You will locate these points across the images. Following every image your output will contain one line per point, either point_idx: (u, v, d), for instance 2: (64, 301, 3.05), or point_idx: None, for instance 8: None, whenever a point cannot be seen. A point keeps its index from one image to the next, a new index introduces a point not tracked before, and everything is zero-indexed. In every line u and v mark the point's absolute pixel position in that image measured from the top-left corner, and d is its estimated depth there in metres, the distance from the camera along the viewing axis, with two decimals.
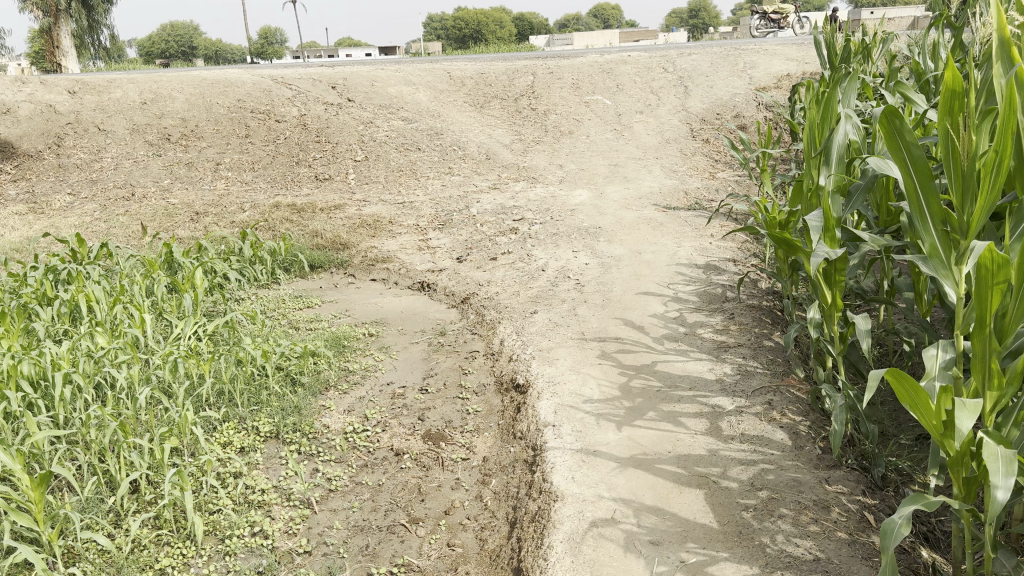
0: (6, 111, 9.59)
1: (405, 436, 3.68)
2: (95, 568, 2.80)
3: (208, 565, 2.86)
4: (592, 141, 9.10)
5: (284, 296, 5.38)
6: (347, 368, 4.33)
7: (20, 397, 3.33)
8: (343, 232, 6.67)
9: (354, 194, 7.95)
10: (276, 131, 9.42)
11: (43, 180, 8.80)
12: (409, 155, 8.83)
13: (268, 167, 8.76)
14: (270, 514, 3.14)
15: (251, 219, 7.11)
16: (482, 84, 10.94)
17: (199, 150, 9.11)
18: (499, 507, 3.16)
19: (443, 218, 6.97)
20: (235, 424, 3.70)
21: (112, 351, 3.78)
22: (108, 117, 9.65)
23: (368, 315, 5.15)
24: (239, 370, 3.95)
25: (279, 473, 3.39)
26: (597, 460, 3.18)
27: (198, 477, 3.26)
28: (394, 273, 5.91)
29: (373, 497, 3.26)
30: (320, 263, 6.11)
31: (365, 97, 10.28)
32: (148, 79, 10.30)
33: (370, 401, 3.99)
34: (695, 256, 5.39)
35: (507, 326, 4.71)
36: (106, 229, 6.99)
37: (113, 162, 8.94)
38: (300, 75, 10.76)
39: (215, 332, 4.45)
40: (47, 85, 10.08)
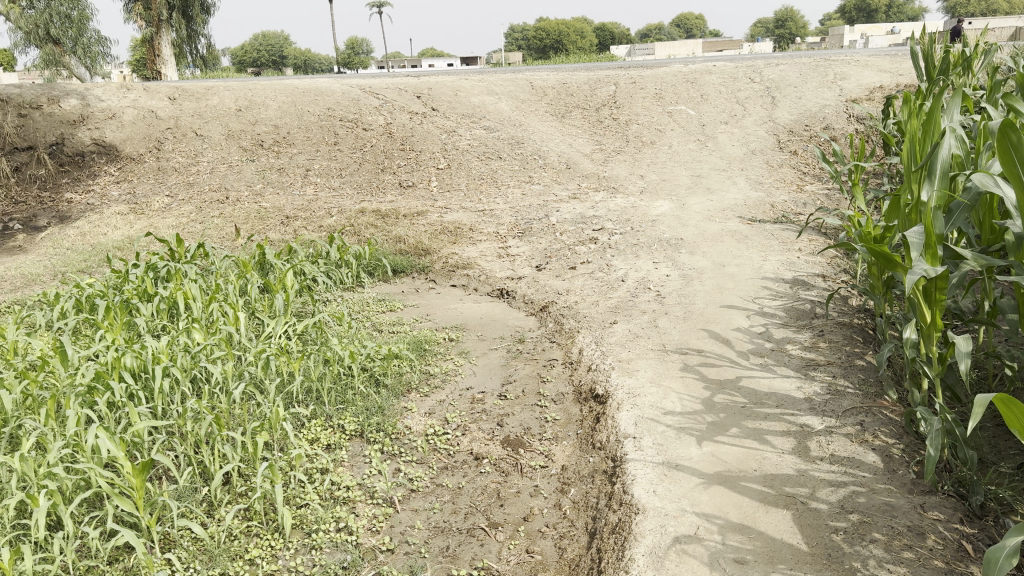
0: (112, 115, 10.08)
1: (484, 441, 3.71)
2: (190, 555, 2.91)
3: (295, 558, 2.94)
4: (675, 152, 9.02)
5: (368, 300, 5.50)
6: (428, 371, 4.40)
7: (124, 388, 3.50)
8: (425, 238, 6.79)
9: (436, 201, 8.07)
10: (362, 139, 9.66)
11: (144, 181, 9.20)
12: (490, 164, 8.93)
13: (355, 173, 8.98)
14: (354, 510, 3.22)
15: (338, 224, 7.30)
16: (564, 94, 10.99)
17: (290, 156, 9.41)
18: (579, 516, 3.15)
19: (523, 226, 7.01)
20: (323, 422, 3.81)
21: (208, 347, 3.95)
22: (205, 123, 10.07)
23: (448, 320, 5.23)
24: (326, 370, 4.07)
25: (363, 471, 3.48)
26: (679, 475, 3.14)
27: (287, 472, 3.36)
28: (474, 280, 5.98)
29: (453, 499, 3.30)
30: (402, 268, 6.23)
31: (449, 106, 10.45)
32: (243, 88, 10.72)
33: (450, 405, 4.05)
34: (781, 271, 5.28)
35: (586, 336, 4.71)
36: (202, 230, 7.28)
37: (208, 166, 9.32)
38: (388, 85, 11.02)
39: (304, 331, 4.59)
40: (149, 91, 10.57)
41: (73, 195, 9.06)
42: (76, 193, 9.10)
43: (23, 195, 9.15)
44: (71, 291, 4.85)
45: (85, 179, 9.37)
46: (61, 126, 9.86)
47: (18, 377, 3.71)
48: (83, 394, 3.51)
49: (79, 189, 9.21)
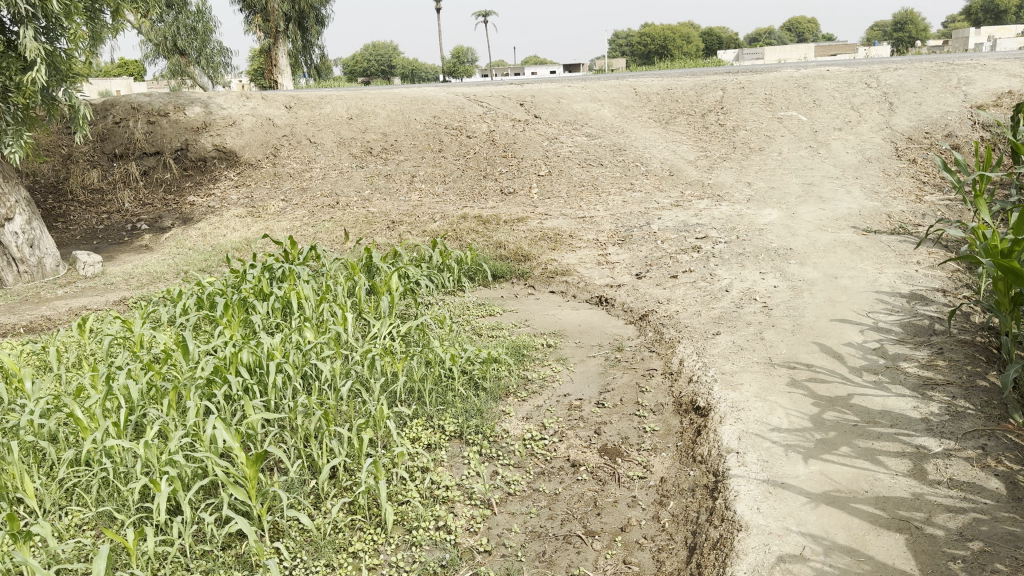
0: (232, 122, 10.59)
1: (582, 448, 3.70)
2: (297, 545, 3.04)
3: (395, 553, 3.02)
4: (784, 159, 8.77)
5: (469, 304, 5.60)
6: (526, 376, 4.43)
7: (240, 382, 3.69)
8: (525, 244, 6.85)
9: (536, 207, 8.13)
10: (467, 146, 9.84)
11: (260, 186, 9.65)
12: (592, 171, 8.92)
13: (458, 180, 9.15)
14: (453, 510, 3.28)
15: (441, 229, 7.45)
16: (669, 99, 10.86)
17: (397, 163, 9.69)
18: (678, 530, 3.10)
19: (624, 234, 6.97)
20: (424, 422, 3.91)
21: (318, 345, 4.12)
22: (318, 130, 10.48)
23: (547, 326, 5.25)
24: (428, 370, 4.17)
25: (462, 472, 3.54)
26: (784, 493, 3.05)
27: (390, 469, 3.46)
28: (572, 286, 5.99)
29: (550, 505, 3.31)
30: (502, 274, 6.30)
31: (552, 113, 10.51)
32: (355, 96, 11.11)
33: (548, 411, 4.06)
34: (898, 285, 5.06)
35: (688, 346, 4.63)
36: (313, 234, 7.57)
37: (321, 172, 9.71)
38: (492, 93, 11.18)
39: (407, 333, 4.72)
40: (267, 100, 11.07)
41: (196, 199, 9.59)
42: (198, 197, 9.63)
43: (151, 198, 9.72)
44: (192, 288, 5.15)
45: (207, 183, 9.90)
46: (185, 132, 10.41)
47: (144, 368, 3.96)
48: (202, 386, 3.71)
49: (201, 193, 9.74)
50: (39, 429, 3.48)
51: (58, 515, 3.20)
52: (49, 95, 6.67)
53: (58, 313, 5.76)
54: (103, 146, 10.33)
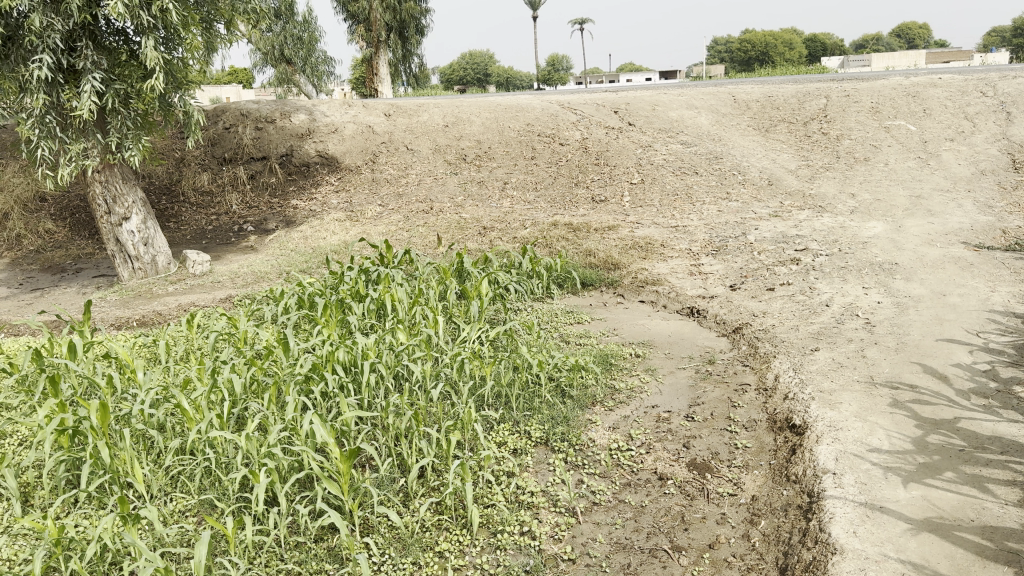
0: (334, 130, 10.94)
1: (670, 461, 3.64)
2: (385, 541, 3.12)
3: (480, 556, 3.06)
4: (891, 170, 8.42)
5: (557, 311, 5.61)
6: (614, 386, 4.40)
7: (336, 380, 3.82)
8: (616, 252, 6.82)
9: (628, 216, 8.06)
10: (559, 153, 9.87)
11: (359, 191, 9.92)
12: (687, 179, 8.78)
13: (550, 187, 9.18)
14: (538, 516, 3.29)
15: (531, 236, 7.49)
16: (768, 107, 10.60)
17: (490, 169, 9.81)
18: (769, 550, 3.01)
19: (718, 244, 6.83)
20: (511, 427, 3.94)
21: (410, 347, 4.23)
22: (415, 137, 10.73)
23: (636, 335, 5.20)
24: (515, 376, 4.21)
25: (547, 479, 3.55)
26: (883, 517, 2.94)
27: (477, 471, 3.51)
28: (663, 296, 5.91)
29: (636, 517, 3.27)
30: (592, 282, 6.27)
31: (646, 120, 10.43)
32: (451, 104, 11.32)
33: (636, 421, 4.02)
34: (1013, 304, 4.79)
35: (784, 361, 4.50)
36: (408, 238, 7.74)
37: (416, 178, 9.92)
38: (586, 100, 11.18)
39: (496, 338, 4.77)
40: (367, 108, 11.40)
41: (298, 202, 9.95)
42: (301, 201, 9.98)
43: (256, 201, 10.10)
44: (293, 289, 5.35)
45: (309, 188, 10.25)
46: (291, 138, 10.76)
47: (247, 363, 4.14)
48: (301, 382, 3.86)
49: (303, 197, 10.09)
50: (149, 418, 3.68)
51: (164, 500, 3.38)
52: (166, 102, 7.10)
53: (169, 309, 6.07)
54: (213, 151, 10.60)
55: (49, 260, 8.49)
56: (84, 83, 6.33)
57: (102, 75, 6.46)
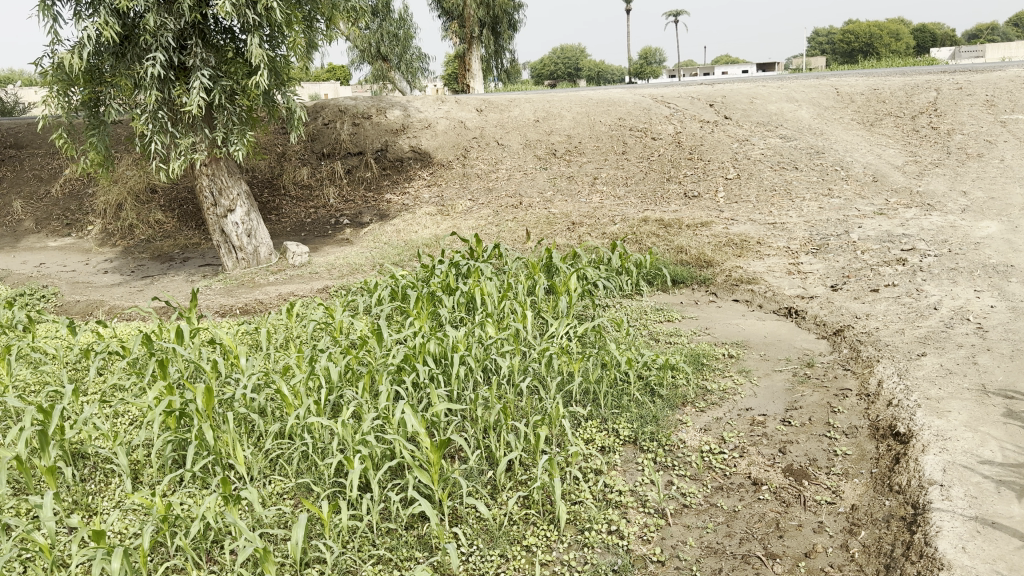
0: (428, 125, 11.08)
1: (765, 466, 3.53)
2: (473, 532, 3.14)
3: (568, 552, 3.04)
4: (1008, 166, 7.93)
5: (647, 308, 5.52)
6: (706, 387, 4.29)
7: (427, 371, 3.88)
8: (709, 249, 6.67)
9: (722, 212, 7.86)
10: (652, 148, 9.73)
11: (450, 186, 10.04)
12: (785, 175, 8.50)
13: (641, 182, 9.06)
14: (626, 515, 3.24)
15: (621, 231, 7.40)
16: (874, 100, 10.16)
17: (581, 164, 9.76)
18: (870, 561, 2.87)
19: (819, 242, 6.58)
20: (599, 424, 3.89)
21: (500, 341, 4.24)
22: (506, 132, 10.78)
23: (729, 335, 5.06)
24: (604, 372, 4.16)
25: (635, 478, 3.49)
26: (995, 535, 2.79)
27: (564, 468, 3.49)
28: (759, 296, 5.73)
29: (728, 522, 3.18)
30: (684, 279, 6.14)
31: (743, 114, 10.15)
32: (543, 99, 11.32)
33: (728, 424, 3.91)
34: None
35: (888, 366, 4.29)
36: (497, 232, 7.78)
37: (507, 173, 9.96)
38: (680, 94, 10.98)
39: (584, 333, 4.73)
40: (460, 103, 11.51)
41: (391, 196, 10.14)
42: (394, 195, 10.16)
43: (352, 195, 10.33)
44: (387, 281, 5.46)
45: (402, 182, 10.42)
46: (386, 134, 10.96)
47: (342, 353, 4.25)
48: (393, 372, 3.94)
49: (397, 191, 10.26)
50: (250, 403, 3.82)
51: (263, 482, 3.50)
52: (270, 99, 7.35)
53: (269, 298, 6.28)
54: (313, 146, 10.94)
55: (159, 250, 8.94)
56: (194, 79, 6.62)
57: (210, 72, 6.73)
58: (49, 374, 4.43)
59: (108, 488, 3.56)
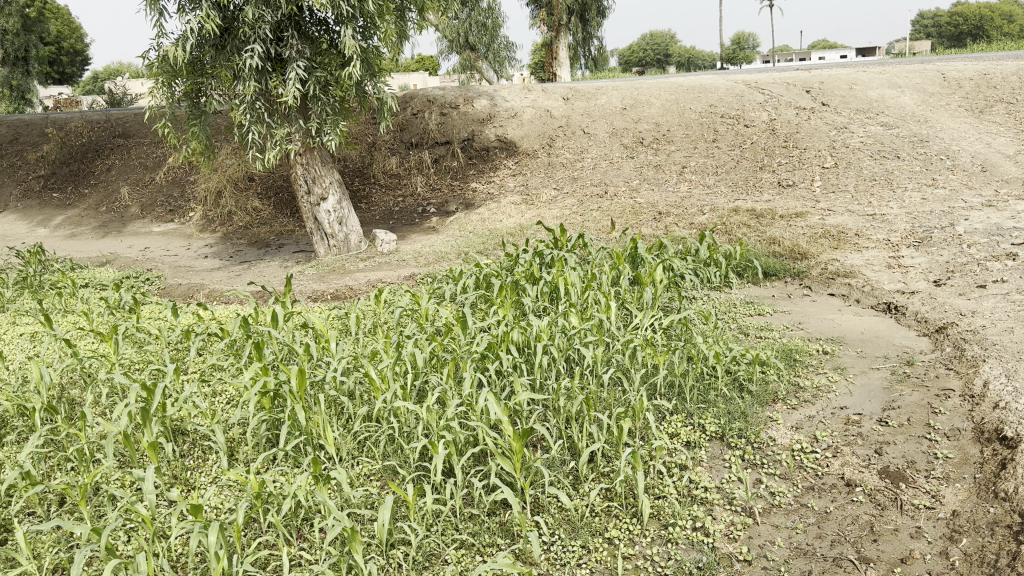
0: (514, 114, 11.10)
1: (859, 467, 3.39)
2: (555, 522, 3.15)
3: (651, 546, 3.01)
4: None
5: (736, 301, 5.38)
6: (798, 383, 4.15)
7: (510, 360, 3.90)
8: (803, 241, 6.46)
9: (818, 202, 7.59)
10: (743, 136, 9.48)
11: (535, 175, 10.04)
12: (886, 164, 8.15)
13: (732, 171, 8.85)
14: (712, 512, 3.18)
15: (710, 222, 7.24)
16: (984, 86, 9.64)
17: (669, 153, 9.60)
18: (971, 570, 2.73)
19: (922, 235, 6.28)
20: (684, 418, 3.83)
21: (583, 332, 4.22)
22: (593, 121, 10.69)
23: (823, 331, 4.88)
24: (690, 366, 4.08)
25: (722, 475, 3.41)
26: None
27: (648, 461, 3.45)
28: (856, 290, 5.52)
29: (819, 523, 3.07)
30: (776, 272, 5.97)
31: (842, 100, 9.77)
32: (631, 86, 11.18)
33: (821, 422, 3.78)
34: None
35: (995, 366, 4.06)
36: (582, 222, 7.74)
37: (592, 162, 9.89)
38: (775, 79, 10.64)
39: (670, 326, 4.66)
40: (547, 92, 11.48)
41: (477, 185, 10.21)
42: (480, 183, 10.23)
43: (439, 183, 10.45)
44: (472, 269, 5.51)
45: (488, 171, 10.46)
46: (472, 124, 11.03)
47: (428, 339, 4.32)
48: (477, 360, 3.97)
49: (482, 179, 10.32)
50: (339, 385, 3.92)
51: (352, 463, 3.59)
52: (361, 89, 7.50)
53: (359, 284, 6.43)
54: (402, 135, 11.11)
55: (255, 236, 9.27)
56: (290, 71, 6.81)
57: (305, 63, 6.91)
58: (153, 353, 4.65)
59: (205, 464, 3.71)
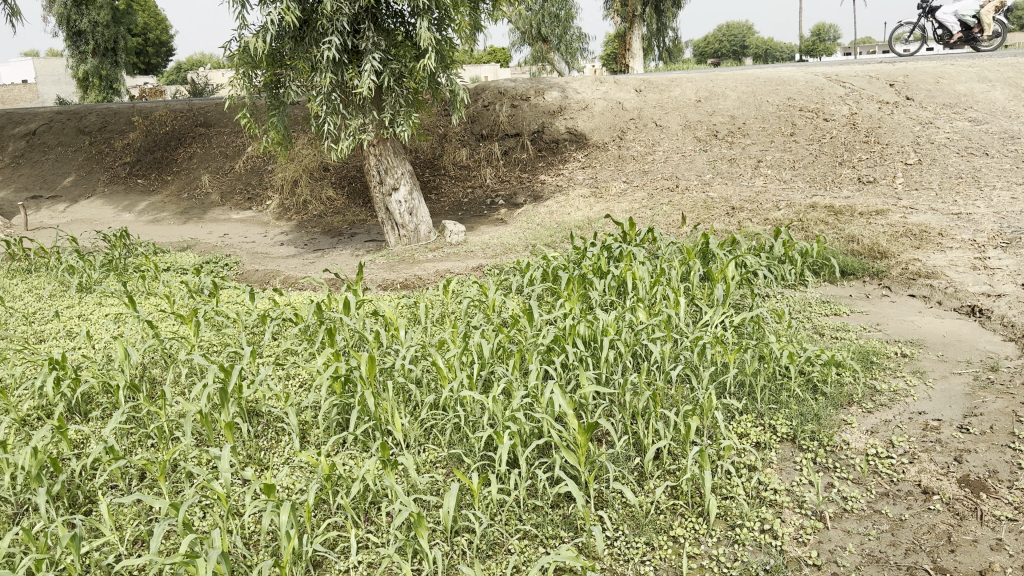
0: (585, 106, 11.04)
1: (937, 475, 3.28)
2: (620, 517, 3.14)
3: (717, 547, 2.98)
4: None
5: (811, 300, 5.25)
6: (874, 386, 4.03)
7: (577, 353, 3.90)
8: (883, 239, 6.26)
9: (900, 200, 7.34)
10: (822, 130, 9.23)
11: (605, 167, 9.98)
12: (973, 161, 7.84)
13: (809, 166, 8.62)
14: (781, 515, 3.12)
15: (786, 218, 7.08)
16: None
17: (743, 147, 9.42)
18: None
19: (1010, 235, 6.02)
20: (754, 418, 3.77)
21: (651, 327, 4.19)
22: (665, 113, 10.56)
23: (902, 333, 4.72)
24: (762, 365, 4.00)
25: (792, 478, 3.35)
26: None
27: (716, 461, 3.41)
28: (938, 291, 5.32)
29: (893, 530, 2.99)
30: (854, 271, 5.79)
31: (928, 95, 9.46)
32: (706, 78, 11.00)
33: (898, 427, 3.66)
34: None
35: None
36: (652, 216, 7.67)
37: (664, 155, 9.77)
38: (856, 72, 10.33)
39: (741, 323, 4.58)
40: (619, 84, 11.36)
41: (546, 177, 10.19)
42: (549, 175, 10.22)
43: (509, 175, 10.48)
44: (540, 261, 5.51)
45: (558, 163, 10.42)
46: (543, 116, 11.01)
47: (495, 330, 4.36)
48: (543, 352, 4.00)
49: (552, 172, 10.30)
50: (407, 373, 3.99)
51: (418, 450, 3.64)
52: (434, 81, 7.57)
53: (427, 274, 6.51)
54: (472, 127, 11.17)
55: (329, 225, 9.48)
56: (366, 62, 6.91)
57: (381, 55, 7.00)
58: (230, 336, 4.81)
59: (278, 445, 3.82)
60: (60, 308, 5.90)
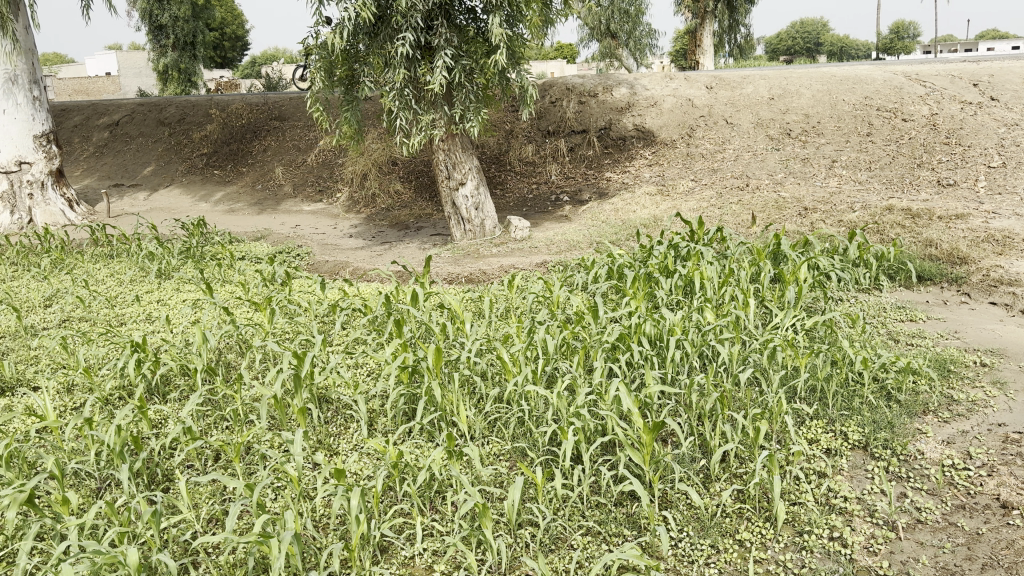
0: (654, 103, 10.95)
1: (1017, 489, 3.17)
2: (684, 518, 3.13)
3: (784, 552, 2.94)
4: None
5: (886, 305, 5.13)
6: (951, 396, 3.92)
7: (643, 352, 3.89)
8: (963, 245, 6.06)
9: (981, 204, 7.09)
10: (900, 130, 8.97)
11: (672, 165, 9.88)
12: None
13: (886, 167, 8.39)
14: (851, 523, 3.07)
15: (860, 220, 6.90)
16: None
17: (817, 146, 9.22)
18: None
19: None
20: (825, 424, 3.70)
21: (719, 328, 4.15)
22: (736, 111, 10.41)
23: (982, 341, 4.58)
24: (833, 371, 3.92)
25: (863, 486, 3.28)
26: None
27: (784, 465, 3.36)
28: (1022, 299, 5.12)
29: (969, 544, 2.90)
30: (931, 276, 5.62)
31: (1015, 95, 9.12)
32: (779, 76, 10.80)
33: (976, 439, 3.55)
34: None
35: None
36: (720, 215, 7.57)
37: (734, 153, 9.63)
38: (937, 70, 10.00)
39: (812, 327, 4.50)
40: (689, 81, 11.24)
41: (612, 174, 10.15)
42: (614, 173, 10.17)
43: (574, 172, 10.45)
44: (606, 259, 5.50)
45: (624, 160, 10.37)
46: (610, 112, 10.95)
47: (561, 326, 4.38)
48: (608, 350, 4.00)
49: (618, 169, 10.25)
50: (473, 365, 4.03)
51: (482, 442, 3.69)
52: (504, 77, 7.61)
53: (492, 269, 6.56)
54: (539, 123, 11.18)
55: (396, 218, 9.63)
56: (438, 59, 7.00)
57: (453, 51, 7.08)
58: (303, 324, 4.93)
59: (347, 431, 3.91)
60: (141, 293, 6.13)
